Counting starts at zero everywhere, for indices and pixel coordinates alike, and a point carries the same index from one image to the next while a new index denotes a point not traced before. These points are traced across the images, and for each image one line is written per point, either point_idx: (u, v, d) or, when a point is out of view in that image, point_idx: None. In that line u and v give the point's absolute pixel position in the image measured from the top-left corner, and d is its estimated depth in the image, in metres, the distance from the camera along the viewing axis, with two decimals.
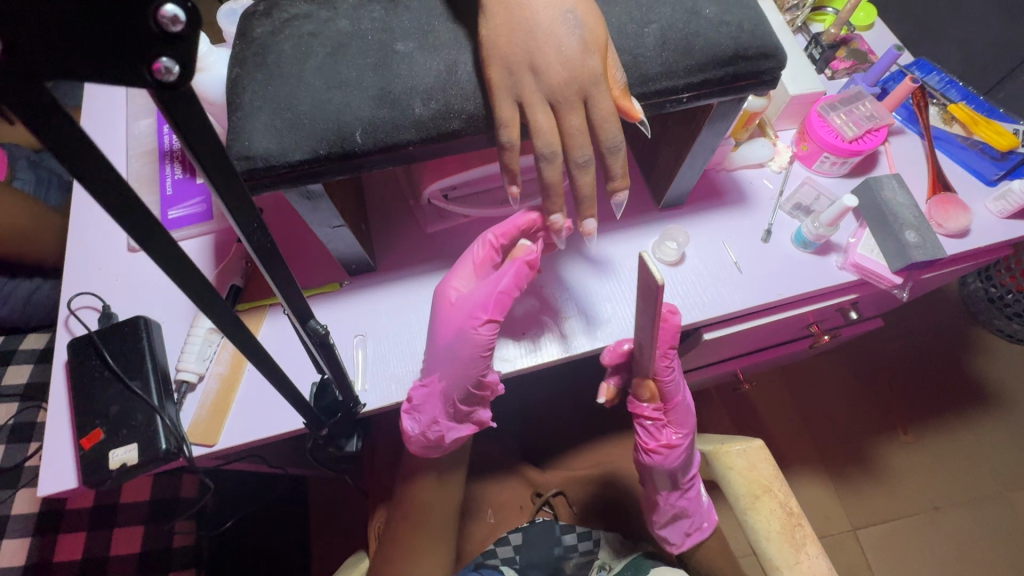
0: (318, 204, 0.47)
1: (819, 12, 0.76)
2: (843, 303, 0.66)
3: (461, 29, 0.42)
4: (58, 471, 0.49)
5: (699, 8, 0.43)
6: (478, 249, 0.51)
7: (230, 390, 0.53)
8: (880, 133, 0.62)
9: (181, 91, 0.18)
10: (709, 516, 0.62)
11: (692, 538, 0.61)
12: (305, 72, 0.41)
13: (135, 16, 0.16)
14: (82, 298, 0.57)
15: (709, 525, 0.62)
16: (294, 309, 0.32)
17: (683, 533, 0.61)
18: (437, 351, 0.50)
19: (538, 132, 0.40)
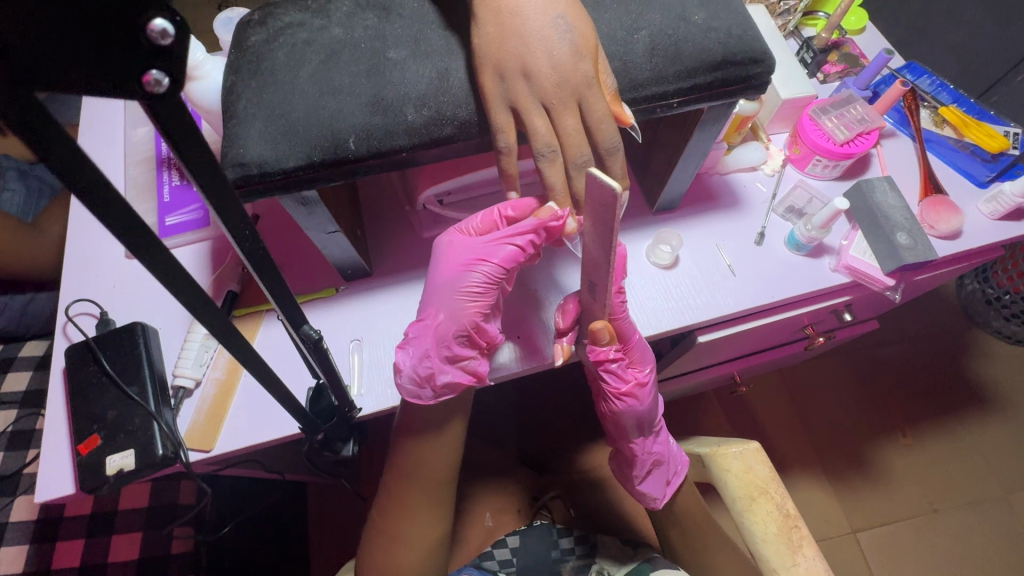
0: (313, 209, 0.47)
1: (810, 17, 0.77)
2: (837, 305, 0.66)
3: (453, 36, 0.42)
4: (56, 477, 0.49)
5: (689, 14, 0.44)
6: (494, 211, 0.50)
7: (227, 396, 0.53)
8: (871, 136, 0.63)
9: (172, 102, 0.19)
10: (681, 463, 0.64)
11: (673, 486, 0.62)
12: (298, 79, 0.41)
13: (126, 30, 0.16)
14: (80, 305, 0.57)
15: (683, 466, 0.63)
16: (288, 314, 0.33)
17: (662, 483, 0.61)
18: (436, 285, 0.49)
19: (535, 133, 0.41)
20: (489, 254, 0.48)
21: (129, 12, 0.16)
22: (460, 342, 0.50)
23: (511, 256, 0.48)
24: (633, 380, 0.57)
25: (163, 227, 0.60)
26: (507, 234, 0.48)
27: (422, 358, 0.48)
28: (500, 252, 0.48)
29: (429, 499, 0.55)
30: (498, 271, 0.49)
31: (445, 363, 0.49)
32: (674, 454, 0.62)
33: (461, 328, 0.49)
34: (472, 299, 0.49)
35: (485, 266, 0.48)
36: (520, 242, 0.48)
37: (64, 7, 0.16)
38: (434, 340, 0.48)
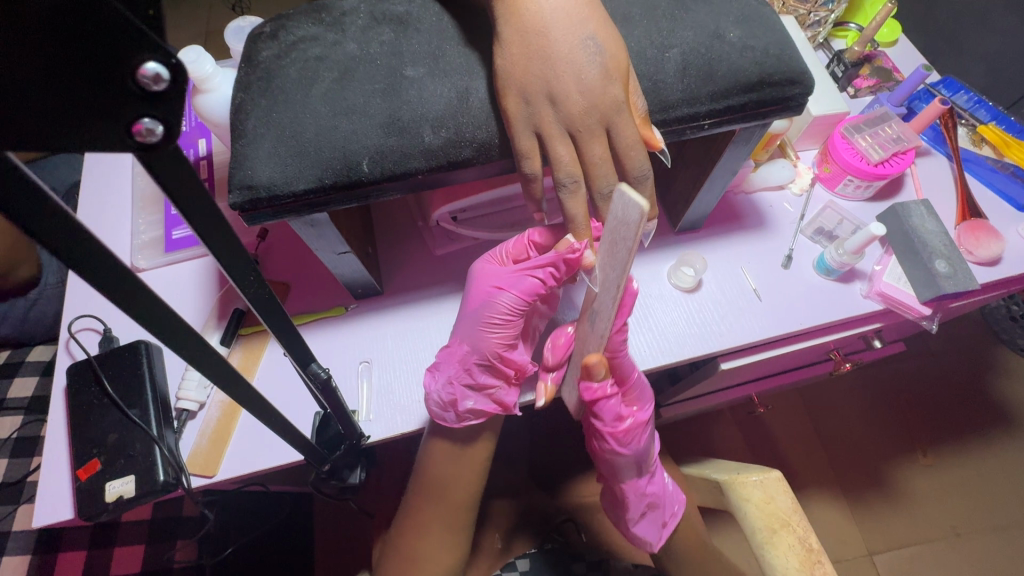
0: (323, 230, 0.45)
1: (841, 28, 0.74)
2: (867, 330, 0.63)
3: (474, 52, 0.40)
4: (54, 501, 0.48)
5: (723, 32, 0.41)
6: (520, 240, 0.49)
7: (231, 418, 0.51)
8: (908, 155, 0.60)
9: (167, 151, 0.17)
10: (675, 499, 0.62)
11: (668, 528, 0.61)
12: (311, 97, 0.39)
13: (112, 76, 0.14)
14: (83, 321, 0.56)
15: (679, 508, 0.63)
16: (294, 353, 0.30)
17: (660, 525, 0.60)
18: (464, 314, 0.50)
19: (558, 162, 0.39)
20: (510, 285, 0.47)
21: (115, 55, 0.14)
22: (484, 370, 0.49)
23: (531, 288, 0.47)
24: (630, 418, 0.54)
25: (169, 240, 0.58)
26: (530, 265, 0.47)
27: (444, 383, 0.49)
28: (521, 283, 0.47)
29: (437, 526, 0.53)
30: (519, 303, 0.47)
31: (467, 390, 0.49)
32: (669, 493, 0.60)
33: (483, 357, 0.48)
34: (495, 329, 0.48)
35: (506, 298, 0.47)
36: (542, 274, 0.47)
37: (44, 52, 0.14)
38: (457, 366, 0.49)
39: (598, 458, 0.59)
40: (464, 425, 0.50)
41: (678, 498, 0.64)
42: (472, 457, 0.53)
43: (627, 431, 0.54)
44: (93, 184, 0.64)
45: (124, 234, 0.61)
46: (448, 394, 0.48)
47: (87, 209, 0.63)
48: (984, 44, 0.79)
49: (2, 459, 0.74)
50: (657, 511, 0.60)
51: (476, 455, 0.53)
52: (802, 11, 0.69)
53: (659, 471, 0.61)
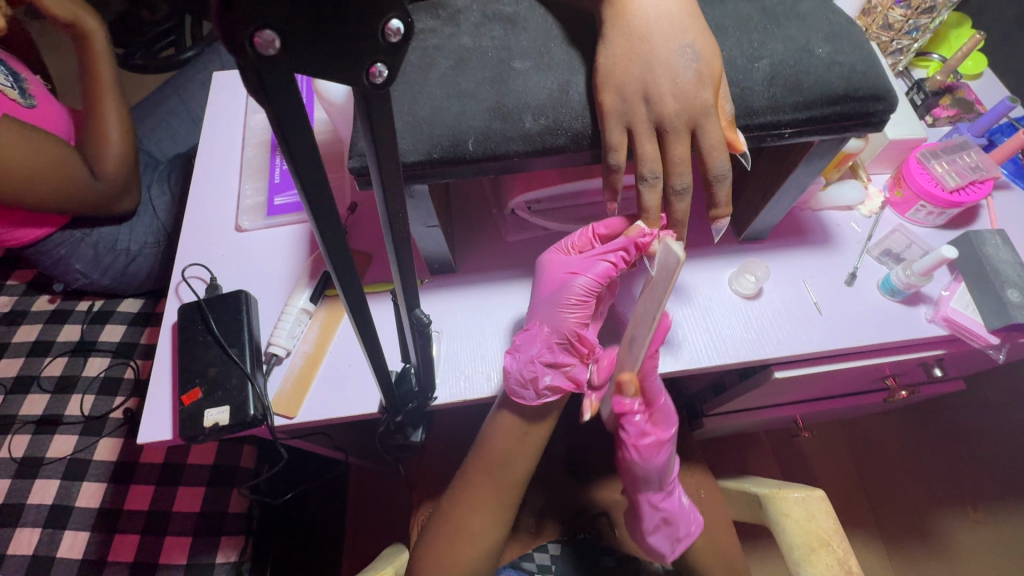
0: (419, 202, 0.50)
1: (923, 58, 0.75)
2: (927, 357, 0.63)
3: (576, 52, 0.44)
4: (158, 421, 0.54)
5: (812, 47, 0.44)
6: (587, 230, 0.53)
7: (313, 366, 0.57)
8: (985, 186, 0.60)
9: (379, 92, 0.20)
10: (695, 519, 0.63)
11: (682, 545, 0.61)
12: (429, 82, 0.44)
13: (369, 25, 0.17)
14: (193, 269, 0.63)
15: (696, 530, 0.62)
16: (405, 295, 0.34)
17: (671, 540, 0.61)
18: (541, 300, 0.53)
19: (643, 158, 0.42)
20: (584, 269, 0.51)
21: (373, 9, 0.17)
22: (562, 350, 0.53)
23: (605, 271, 0.50)
24: (652, 436, 0.56)
25: (272, 206, 0.65)
26: (601, 250, 0.50)
27: (527, 361, 0.52)
28: (595, 267, 0.50)
29: (486, 490, 0.57)
30: (594, 286, 0.51)
31: (548, 367, 0.52)
32: (685, 511, 0.61)
33: (563, 336, 0.52)
34: (572, 310, 0.52)
35: (581, 281, 0.51)
36: (614, 258, 0.50)
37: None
38: (540, 345, 0.52)
39: (621, 466, 0.62)
40: (542, 402, 0.53)
41: (697, 519, 0.64)
42: (526, 432, 0.56)
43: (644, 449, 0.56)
44: (211, 149, 0.71)
45: (230, 195, 0.68)
46: (531, 370, 0.52)
47: (202, 170, 0.70)
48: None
49: (91, 395, 0.81)
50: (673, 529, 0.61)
51: (530, 429, 0.56)
52: (885, 37, 0.70)
53: (679, 489, 0.62)
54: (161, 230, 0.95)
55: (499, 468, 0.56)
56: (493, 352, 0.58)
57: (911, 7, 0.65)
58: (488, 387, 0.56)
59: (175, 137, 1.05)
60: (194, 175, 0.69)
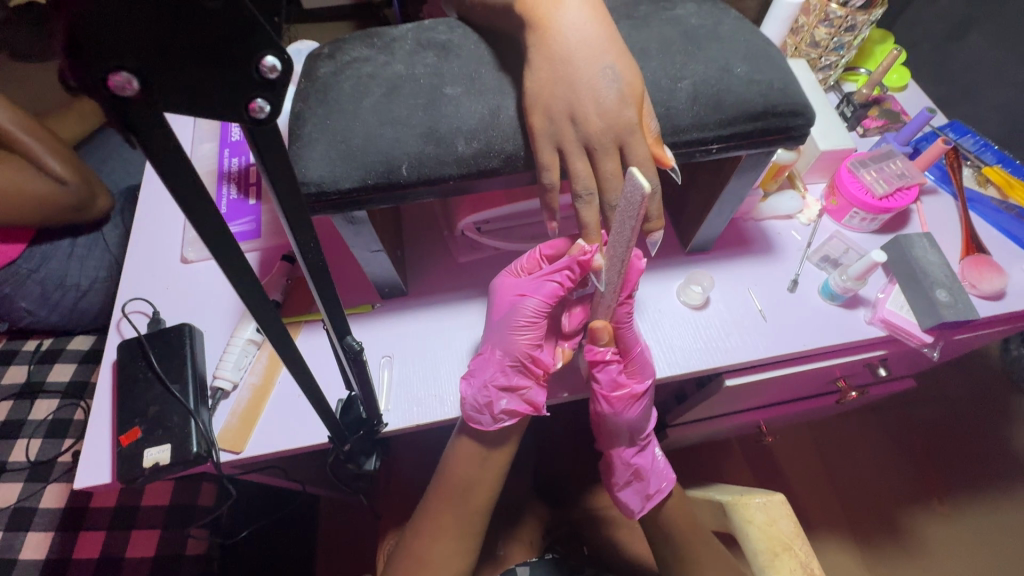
0: (361, 228, 0.49)
1: (852, 72, 0.79)
2: (872, 358, 0.65)
3: (506, 77, 0.45)
4: (96, 465, 0.52)
5: (731, 67, 0.46)
6: (534, 253, 0.54)
7: (261, 398, 0.55)
8: (911, 191, 0.63)
9: (268, 126, 0.20)
10: (667, 476, 0.63)
11: (653, 501, 0.62)
12: (361, 109, 0.44)
13: (240, 64, 0.17)
14: (135, 303, 0.61)
15: (668, 486, 0.63)
16: (334, 324, 0.34)
17: (641, 496, 0.62)
18: (494, 325, 0.54)
19: (576, 177, 0.43)
20: (533, 291, 0.51)
21: (243, 50, 0.17)
22: (516, 371, 0.52)
23: (552, 291, 0.51)
24: (625, 389, 0.56)
25: None
26: (548, 272, 0.52)
27: (483, 386, 0.51)
28: (542, 288, 0.51)
29: (443, 518, 0.55)
30: (543, 305, 0.51)
31: (505, 391, 0.51)
32: (657, 467, 0.62)
33: (516, 356, 0.52)
34: (523, 331, 0.52)
35: (530, 301, 0.51)
36: (560, 277, 0.51)
37: (192, 37, 0.16)
38: (494, 369, 0.52)
39: (596, 423, 0.63)
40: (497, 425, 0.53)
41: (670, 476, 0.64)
42: (483, 453, 0.55)
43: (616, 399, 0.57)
44: (157, 181, 0.70)
45: (176, 227, 0.66)
46: (488, 394, 0.51)
47: (145, 201, 0.68)
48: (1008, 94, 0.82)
49: (37, 439, 0.78)
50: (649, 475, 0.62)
51: (487, 451, 0.55)
52: (813, 54, 0.74)
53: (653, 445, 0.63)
54: (113, 262, 0.89)
55: (458, 491, 0.56)
56: (446, 375, 0.57)
57: (834, 25, 0.69)
58: (441, 410, 0.55)
59: (128, 169, 1.03)
60: (137, 209, 0.67)
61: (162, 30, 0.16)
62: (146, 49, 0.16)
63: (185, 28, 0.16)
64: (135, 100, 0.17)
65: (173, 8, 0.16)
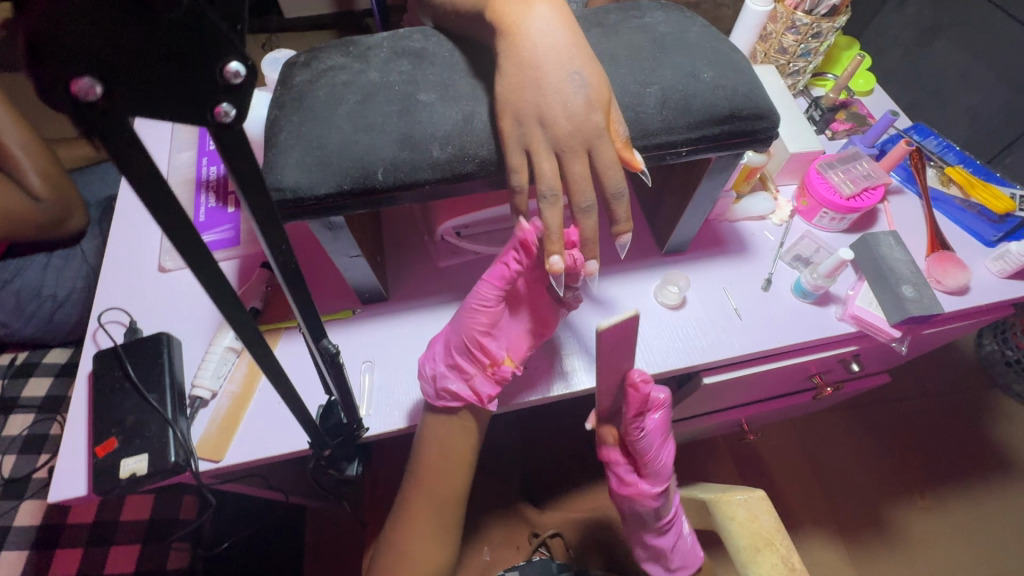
0: (339, 234, 0.50)
1: (820, 78, 0.82)
2: (845, 354, 0.66)
3: (480, 83, 0.46)
4: (71, 477, 0.51)
5: (698, 72, 0.47)
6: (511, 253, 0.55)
7: (241, 406, 0.55)
8: (877, 191, 0.65)
9: (236, 130, 0.20)
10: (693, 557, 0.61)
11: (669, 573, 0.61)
12: (337, 116, 0.45)
13: (205, 69, 0.18)
14: (111, 313, 0.60)
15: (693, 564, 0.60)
16: (310, 327, 0.34)
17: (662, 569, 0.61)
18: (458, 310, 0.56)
19: (541, 177, 0.44)
20: (488, 273, 0.53)
21: (206, 57, 0.18)
22: (463, 356, 0.53)
23: (502, 271, 0.52)
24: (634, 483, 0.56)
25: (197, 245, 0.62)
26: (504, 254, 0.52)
27: (431, 362, 0.54)
28: (494, 269, 0.52)
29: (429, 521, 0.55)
30: (495, 291, 0.52)
31: (449, 372, 0.53)
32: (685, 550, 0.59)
33: (461, 340, 0.53)
34: (473, 313, 0.53)
35: (483, 283, 0.53)
36: (512, 260, 0.51)
37: (155, 46, 0.17)
38: (443, 347, 0.54)
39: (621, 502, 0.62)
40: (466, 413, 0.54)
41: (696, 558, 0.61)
42: (465, 455, 0.55)
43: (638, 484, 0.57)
44: (134, 190, 0.70)
45: (154, 236, 0.66)
46: (432, 371, 0.53)
47: (122, 211, 0.68)
48: (969, 98, 0.85)
49: (12, 455, 0.76)
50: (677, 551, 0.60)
51: (470, 453, 0.56)
52: (782, 60, 0.76)
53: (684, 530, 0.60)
54: (91, 273, 0.88)
55: (443, 494, 0.56)
56: None
57: (801, 32, 0.71)
58: (422, 413, 0.56)
59: (107, 180, 1.02)
60: (114, 219, 0.67)
61: (125, 36, 0.16)
62: (110, 57, 0.17)
63: (149, 35, 0.17)
64: (102, 107, 0.17)
65: (135, 18, 0.16)
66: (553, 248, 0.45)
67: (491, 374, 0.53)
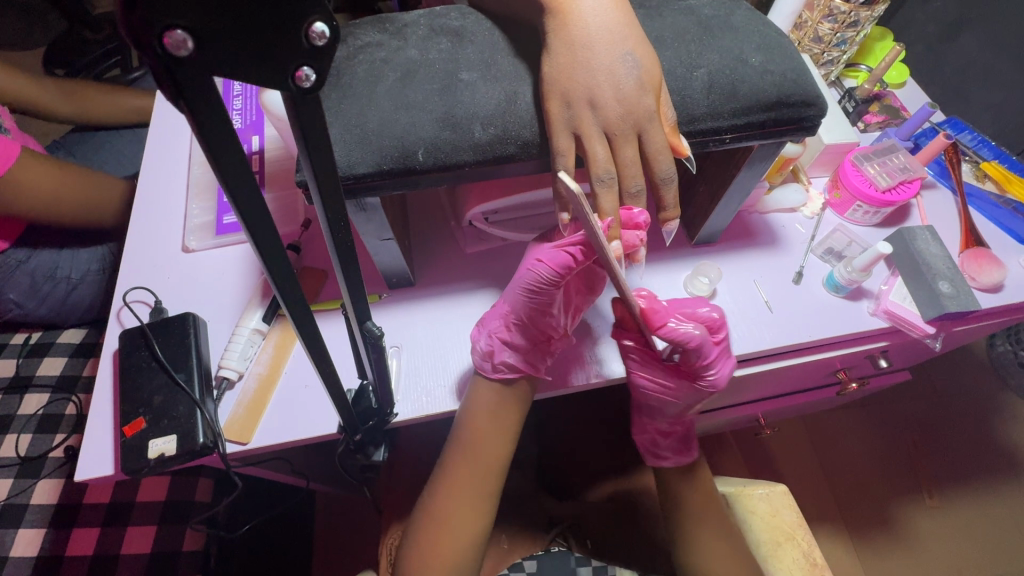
0: (372, 216, 0.49)
1: (852, 69, 0.80)
2: (873, 349, 0.65)
3: (521, 63, 0.45)
4: (98, 456, 0.50)
5: (746, 57, 0.46)
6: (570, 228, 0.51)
7: (267, 389, 0.54)
8: (913, 184, 0.64)
9: (312, 96, 0.20)
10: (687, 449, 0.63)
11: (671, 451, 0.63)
12: (376, 93, 0.44)
13: (290, 29, 0.17)
14: (135, 293, 0.60)
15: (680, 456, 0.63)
16: (356, 310, 0.34)
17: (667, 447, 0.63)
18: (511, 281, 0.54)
19: (595, 161, 0.43)
20: (547, 257, 0.50)
21: (293, 15, 0.17)
22: (520, 331, 0.53)
23: (563, 262, 0.49)
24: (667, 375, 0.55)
25: (220, 225, 0.63)
26: (566, 240, 0.49)
27: (486, 336, 0.54)
28: (554, 255, 0.49)
29: (458, 509, 0.53)
30: (552, 275, 0.50)
31: (506, 346, 0.53)
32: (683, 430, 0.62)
33: (517, 317, 0.52)
34: (530, 296, 0.51)
35: (542, 268, 0.50)
36: (574, 250, 0.48)
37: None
38: (499, 322, 0.54)
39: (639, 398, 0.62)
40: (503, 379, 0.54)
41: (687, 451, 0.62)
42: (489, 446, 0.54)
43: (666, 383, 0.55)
44: (154, 170, 0.69)
45: (178, 217, 0.65)
46: (488, 345, 0.53)
47: (144, 189, 0.67)
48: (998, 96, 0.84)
49: (27, 435, 0.75)
50: (676, 441, 0.63)
51: (496, 441, 0.54)
52: (816, 50, 0.74)
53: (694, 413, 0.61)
54: (106, 257, 0.89)
55: (470, 485, 0.54)
56: (455, 365, 0.57)
57: (838, 21, 0.69)
58: (450, 400, 0.55)
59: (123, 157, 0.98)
60: (137, 198, 0.66)
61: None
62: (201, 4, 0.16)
63: None
64: (192, 62, 0.17)
65: None
66: (613, 233, 0.44)
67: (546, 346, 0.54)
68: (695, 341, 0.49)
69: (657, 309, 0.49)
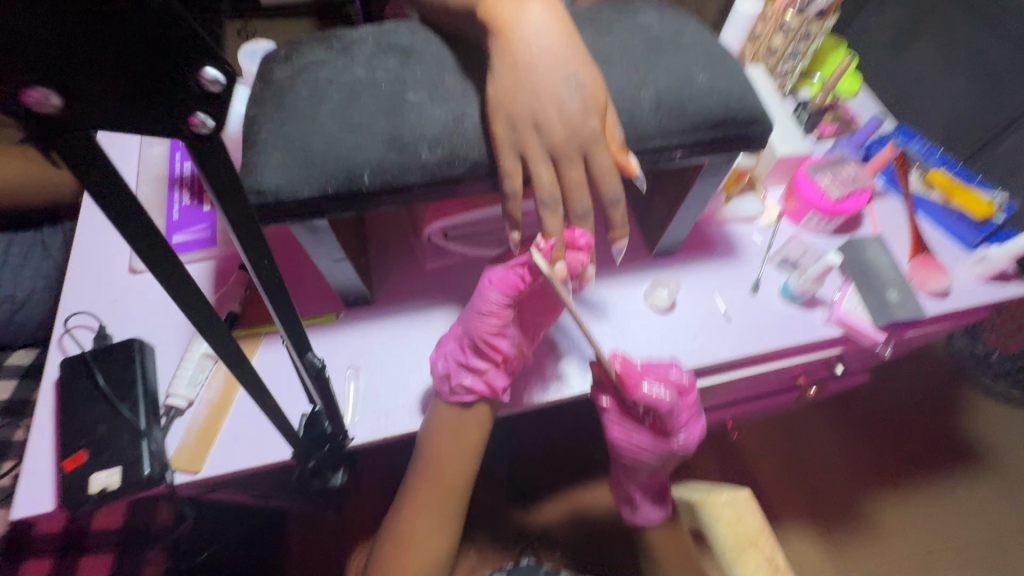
0: (322, 237, 0.48)
1: (807, 79, 0.82)
2: (828, 356, 0.67)
3: (469, 83, 0.45)
4: (36, 492, 0.48)
5: (692, 75, 0.46)
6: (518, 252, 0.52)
7: (218, 415, 0.53)
8: (863, 195, 0.66)
9: (215, 141, 0.19)
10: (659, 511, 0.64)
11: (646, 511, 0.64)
12: (320, 115, 0.43)
13: (179, 78, 0.17)
14: (78, 317, 0.57)
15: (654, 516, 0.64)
16: (293, 342, 0.33)
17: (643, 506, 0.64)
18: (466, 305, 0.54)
19: (540, 184, 0.43)
20: (497, 278, 0.51)
21: (179, 64, 0.16)
22: (476, 353, 0.52)
23: (513, 282, 0.50)
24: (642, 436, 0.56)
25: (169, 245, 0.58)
26: (514, 262, 0.50)
27: (443, 358, 0.53)
28: (503, 276, 0.50)
29: (418, 532, 0.52)
30: (503, 296, 0.50)
31: (462, 368, 0.52)
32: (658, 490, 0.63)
33: (471, 338, 0.52)
34: (483, 316, 0.50)
35: (492, 290, 0.51)
36: (522, 270, 0.50)
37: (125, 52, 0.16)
38: (455, 344, 0.53)
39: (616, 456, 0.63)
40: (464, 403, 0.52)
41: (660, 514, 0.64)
42: (448, 467, 0.53)
43: (641, 444, 0.56)
44: None
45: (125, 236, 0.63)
46: (445, 367, 0.52)
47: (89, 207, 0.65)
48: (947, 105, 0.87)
49: None
50: (652, 496, 0.64)
51: (455, 460, 0.53)
52: (770, 62, 0.75)
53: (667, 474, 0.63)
54: (52, 271, 0.81)
55: (430, 506, 0.53)
56: (414, 384, 0.56)
57: (790, 34, 0.71)
58: (409, 420, 0.54)
59: None
60: (81, 217, 0.63)
61: (91, 45, 0.15)
62: (76, 59, 0.16)
63: (118, 41, 0.15)
64: (74, 112, 0.16)
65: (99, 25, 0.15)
66: (558, 254, 0.45)
67: (505, 368, 0.53)
68: (665, 406, 0.51)
69: (632, 373, 0.51)
